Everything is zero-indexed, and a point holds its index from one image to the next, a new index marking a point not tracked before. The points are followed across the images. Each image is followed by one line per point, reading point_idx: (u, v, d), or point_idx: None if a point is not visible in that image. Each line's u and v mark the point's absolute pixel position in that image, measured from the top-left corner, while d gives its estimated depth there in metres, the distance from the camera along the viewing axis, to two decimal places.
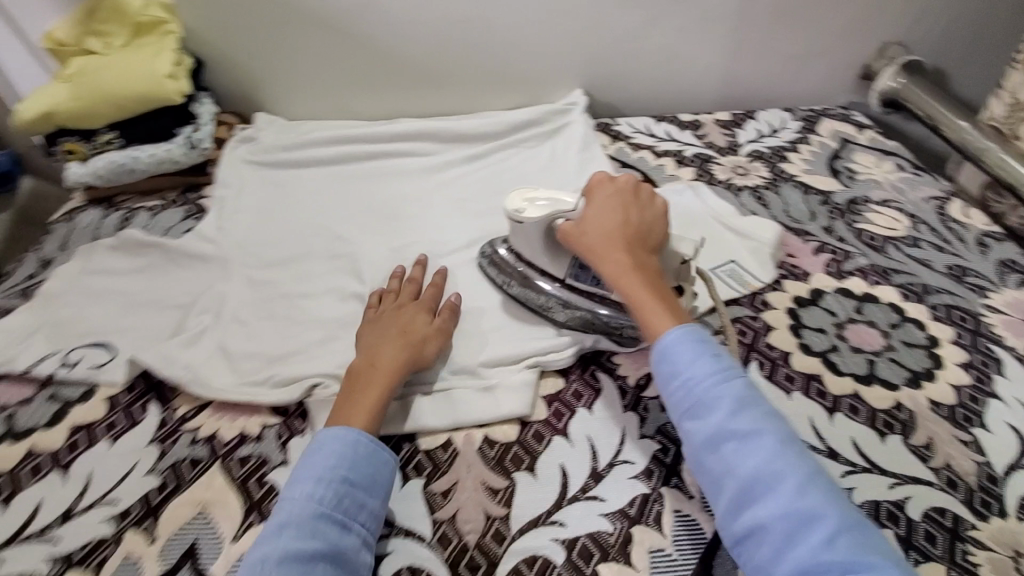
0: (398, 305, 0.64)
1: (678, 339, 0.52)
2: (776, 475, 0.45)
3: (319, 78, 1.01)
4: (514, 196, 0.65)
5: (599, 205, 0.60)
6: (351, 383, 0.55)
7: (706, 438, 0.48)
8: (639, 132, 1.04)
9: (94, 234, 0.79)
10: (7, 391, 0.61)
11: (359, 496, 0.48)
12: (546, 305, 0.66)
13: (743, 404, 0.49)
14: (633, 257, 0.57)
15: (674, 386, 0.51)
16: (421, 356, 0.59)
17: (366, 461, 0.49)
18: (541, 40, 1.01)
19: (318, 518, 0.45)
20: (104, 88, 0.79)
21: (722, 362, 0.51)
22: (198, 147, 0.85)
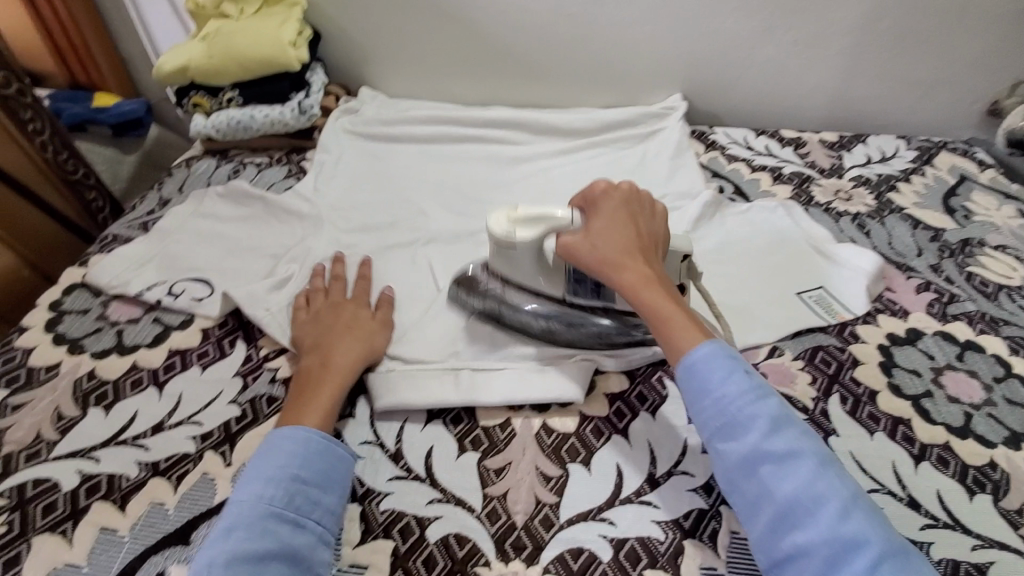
0: (331, 306, 0.63)
1: (707, 355, 0.49)
2: (817, 498, 0.43)
3: (422, 59, 1.04)
4: (496, 216, 0.59)
5: (606, 214, 0.56)
6: (301, 385, 0.55)
7: (742, 459, 0.46)
8: (736, 143, 1.00)
9: (207, 181, 0.86)
10: (120, 310, 0.66)
11: (313, 493, 0.47)
12: (547, 329, 0.61)
13: (778, 422, 0.46)
14: (650, 270, 0.53)
15: (705, 403, 0.48)
16: (371, 347, 0.60)
17: (318, 459, 0.49)
18: (646, 42, 0.99)
19: (269, 517, 0.44)
20: (234, 50, 0.85)
21: (754, 378, 0.48)
22: (306, 113, 0.90)
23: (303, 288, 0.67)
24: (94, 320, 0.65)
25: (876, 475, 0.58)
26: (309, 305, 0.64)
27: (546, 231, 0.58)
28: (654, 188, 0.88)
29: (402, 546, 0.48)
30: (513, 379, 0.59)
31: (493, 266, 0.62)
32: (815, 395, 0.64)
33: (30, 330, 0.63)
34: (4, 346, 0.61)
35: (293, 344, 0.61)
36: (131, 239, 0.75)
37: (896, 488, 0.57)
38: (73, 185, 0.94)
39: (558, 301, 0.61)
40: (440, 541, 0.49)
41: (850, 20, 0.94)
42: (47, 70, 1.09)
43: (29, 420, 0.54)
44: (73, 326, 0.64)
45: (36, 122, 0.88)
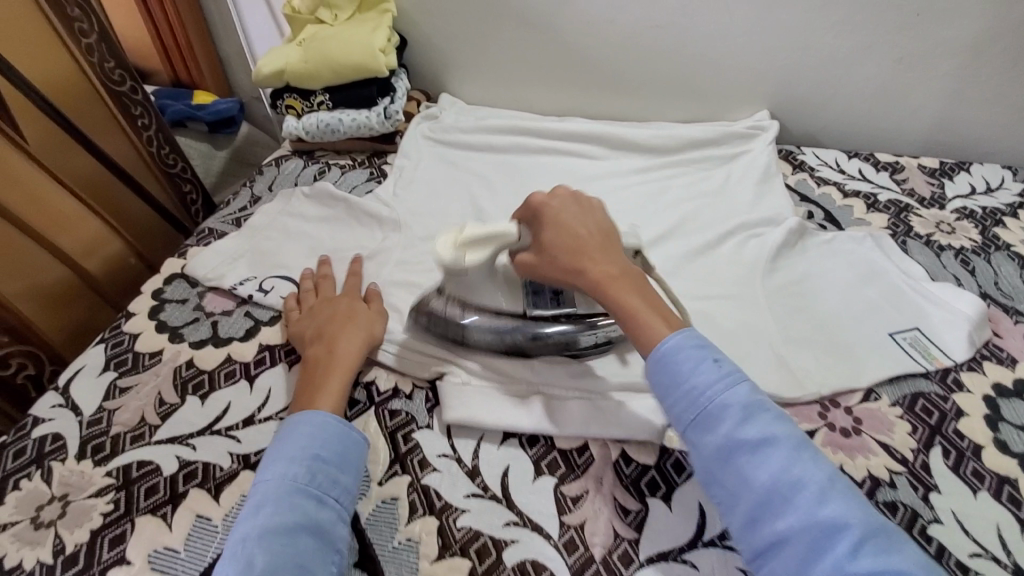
0: (324, 301, 0.65)
1: (673, 346, 0.50)
2: (794, 484, 0.42)
3: (502, 69, 1.05)
4: (445, 240, 0.60)
5: (549, 224, 0.58)
6: (308, 373, 0.57)
7: (717, 449, 0.45)
8: (826, 166, 0.96)
9: (295, 180, 0.89)
10: (215, 301, 0.70)
11: (332, 472, 0.48)
12: (511, 343, 0.61)
13: (750, 409, 0.46)
14: (608, 266, 0.55)
15: (678, 395, 0.48)
16: (370, 333, 0.62)
17: (337, 441, 0.50)
18: (736, 59, 0.96)
19: (295, 494, 0.46)
20: (327, 54, 0.88)
21: (725, 366, 0.48)
22: (391, 118, 0.91)
23: (294, 293, 0.69)
24: (191, 310, 0.68)
25: (981, 539, 0.53)
26: (303, 307, 0.66)
27: (493, 250, 0.59)
28: (737, 210, 0.85)
29: (479, 567, 0.48)
30: (592, 404, 0.58)
31: (450, 290, 0.62)
32: (915, 446, 0.59)
33: (136, 316, 0.67)
34: (114, 329, 0.65)
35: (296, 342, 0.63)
36: (226, 234, 0.79)
37: (1004, 557, 0.52)
38: (171, 177, 1.00)
39: (517, 316, 0.62)
40: (517, 566, 0.48)
41: (962, 40, 0.88)
42: (153, 68, 1.16)
43: (134, 403, 0.58)
44: (173, 315, 0.67)
45: (144, 118, 0.94)
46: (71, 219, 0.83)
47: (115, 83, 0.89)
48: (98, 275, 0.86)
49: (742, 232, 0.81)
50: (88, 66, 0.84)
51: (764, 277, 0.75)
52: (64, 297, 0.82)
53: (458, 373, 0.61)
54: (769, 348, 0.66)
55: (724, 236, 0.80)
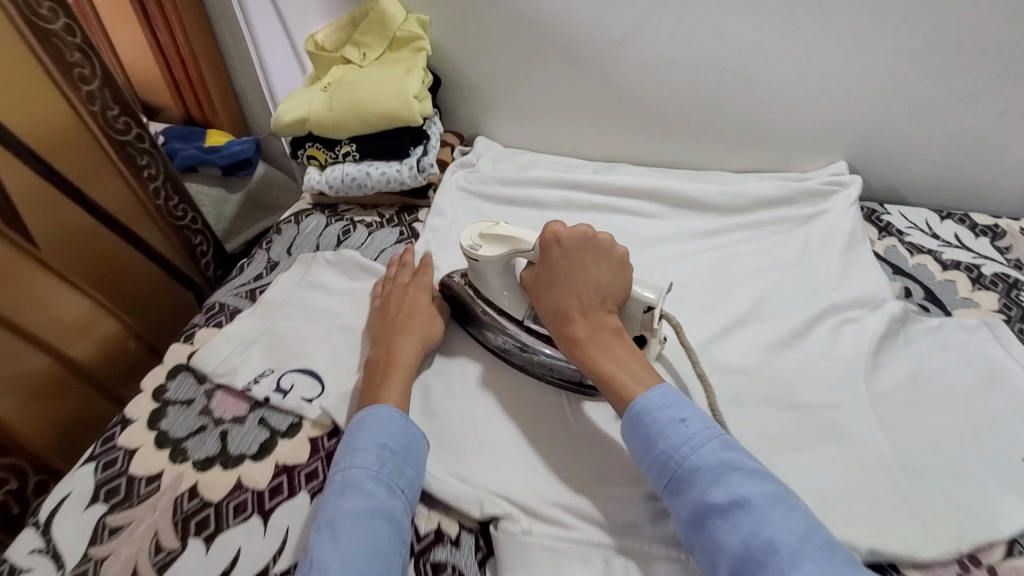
0: (397, 288, 0.68)
1: (641, 405, 0.51)
2: (765, 547, 0.42)
3: (544, 110, 0.94)
4: (472, 230, 0.63)
5: (548, 264, 0.60)
6: (369, 373, 0.59)
7: (690, 515, 0.46)
8: (916, 228, 0.84)
9: (316, 243, 0.79)
10: (225, 403, 0.60)
11: (398, 463, 0.52)
12: (505, 347, 0.64)
13: (719, 469, 0.46)
14: (585, 325, 0.57)
15: (652, 458, 0.50)
16: (427, 335, 0.64)
17: (401, 432, 0.54)
18: (814, 107, 0.84)
19: (365, 482, 0.49)
20: (356, 104, 0.78)
21: (691, 425, 0.49)
22: (424, 171, 0.80)
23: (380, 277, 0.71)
24: (197, 416, 0.58)
25: None
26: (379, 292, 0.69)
27: (511, 253, 0.62)
28: (823, 289, 0.74)
29: None
30: (679, 565, 0.48)
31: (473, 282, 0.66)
32: None
33: (135, 424, 0.57)
34: (106, 444, 0.56)
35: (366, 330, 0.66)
36: (238, 312, 0.69)
37: None
38: (179, 230, 0.91)
39: (519, 323, 0.64)
40: None
41: None
42: (162, 102, 1.06)
43: (126, 551, 0.49)
44: (176, 424, 0.58)
45: (151, 168, 0.85)
46: (52, 296, 0.74)
47: (118, 132, 0.80)
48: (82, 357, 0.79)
49: (832, 316, 0.71)
50: (88, 115, 0.75)
51: (867, 380, 0.63)
52: (49, 389, 0.75)
53: (517, 518, 0.52)
54: (882, 481, 0.56)
55: (810, 324, 0.69)
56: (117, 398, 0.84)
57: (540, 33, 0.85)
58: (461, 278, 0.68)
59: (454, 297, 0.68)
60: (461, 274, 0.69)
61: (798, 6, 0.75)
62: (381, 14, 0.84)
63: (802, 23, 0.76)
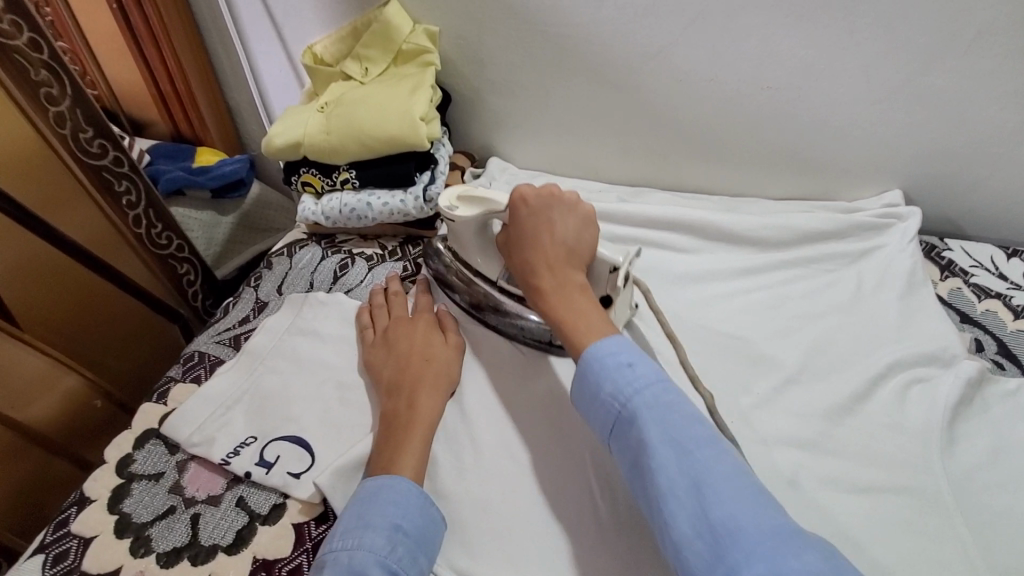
0: (402, 328, 0.61)
1: (594, 353, 0.49)
2: (691, 485, 0.40)
3: (563, 129, 0.86)
4: (451, 191, 0.63)
5: (515, 221, 0.58)
6: (387, 429, 0.52)
7: (630, 455, 0.44)
8: (982, 267, 0.75)
9: (310, 281, 0.72)
10: (198, 479, 0.54)
11: (411, 549, 0.44)
12: (478, 307, 0.66)
13: (659, 410, 0.44)
14: (547, 274, 0.55)
15: (598, 402, 0.48)
16: (445, 378, 0.58)
17: (418, 511, 0.46)
18: (867, 132, 0.75)
19: (371, 570, 0.42)
20: (356, 125, 0.70)
21: (636, 369, 0.47)
22: (431, 201, 0.73)
23: (365, 304, 0.66)
24: (166, 495, 0.53)
25: None
26: (375, 326, 0.62)
27: (486, 214, 0.61)
28: (880, 340, 0.66)
29: None
30: None
31: (451, 242, 0.67)
32: None
33: (95, 504, 0.52)
34: (58, 531, 0.51)
35: (366, 370, 0.59)
36: (219, 365, 0.63)
37: None
38: (163, 259, 0.92)
39: (493, 283, 0.65)
40: None
41: None
42: (149, 117, 0.99)
43: None
44: (142, 505, 0.52)
45: (130, 193, 0.85)
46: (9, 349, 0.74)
47: (93, 157, 0.79)
48: (39, 420, 0.79)
49: (896, 375, 0.62)
50: (59, 139, 0.75)
51: (941, 458, 0.55)
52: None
53: None
54: None
55: (868, 385, 0.61)
56: (81, 460, 0.86)
57: (562, 46, 0.77)
58: (443, 244, 0.70)
59: (435, 261, 0.70)
60: (442, 240, 0.70)
61: (856, 21, 0.66)
62: (385, 24, 0.77)
63: (860, 40, 0.67)
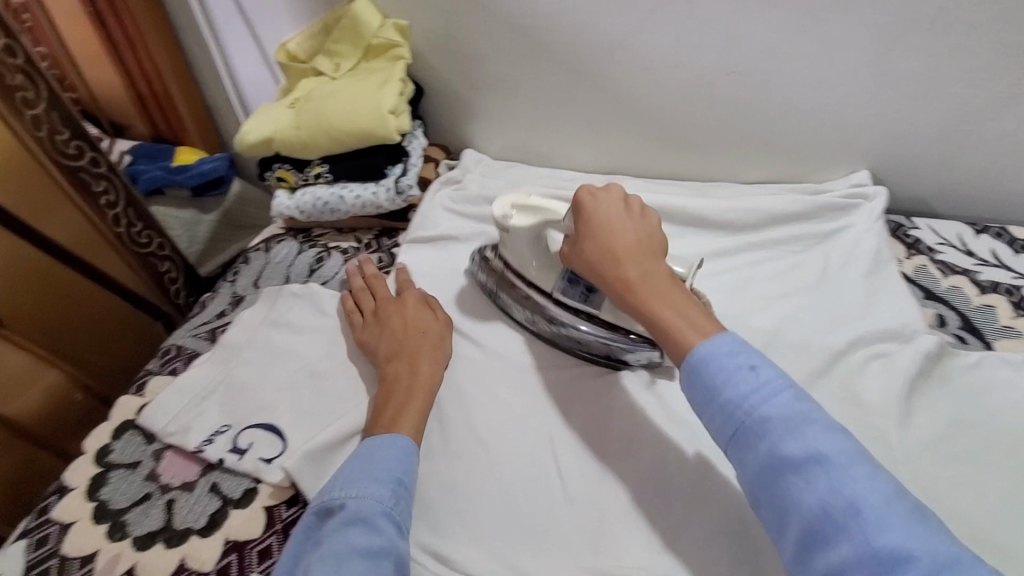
0: (391, 306, 0.63)
1: (705, 356, 0.45)
2: (847, 505, 0.36)
3: (538, 121, 0.86)
4: (505, 200, 0.62)
5: (584, 220, 0.56)
6: (386, 396, 0.55)
7: (761, 467, 0.40)
8: (949, 245, 0.76)
9: (286, 274, 0.74)
10: (174, 467, 0.56)
11: (408, 502, 0.47)
12: (532, 322, 0.64)
13: (794, 420, 0.40)
14: (632, 271, 0.52)
15: (712, 409, 0.44)
16: (439, 348, 0.60)
17: (415, 469, 0.49)
18: (832, 114, 0.76)
19: (378, 518, 0.44)
20: (327, 119, 0.72)
21: (763, 374, 0.42)
22: (403, 194, 0.74)
23: (348, 291, 0.66)
24: (142, 482, 0.55)
25: None
26: (362, 309, 0.64)
27: (541, 223, 0.60)
28: (845, 318, 0.67)
29: None
30: None
31: (502, 252, 0.65)
32: None
33: (75, 493, 0.55)
34: (40, 518, 0.54)
35: (360, 350, 0.61)
36: (195, 357, 0.65)
37: None
38: (144, 257, 0.95)
39: (546, 294, 0.63)
40: None
41: None
42: (128, 118, 1.02)
43: None
44: (121, 491, 0.55)
45: (109, 193, 0.87)
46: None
47: (70, 158, 0.81)
48: (24, 416, 0.82)
49: (858, 351, 0.63)
50: (36, 141, 0.76)
51: (898, 432, 0.56)
52: None
53: None
54: None
55: (828, 363, 0.62)
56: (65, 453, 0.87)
57: (533, 37, 0.78)
58: (492, 253, 0.68)
59: (483, 271, 0.68)
60: (491, 248, 0.69)
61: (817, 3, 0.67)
62: (355, 20, 0.78)
63: (821, 23, 0.68)
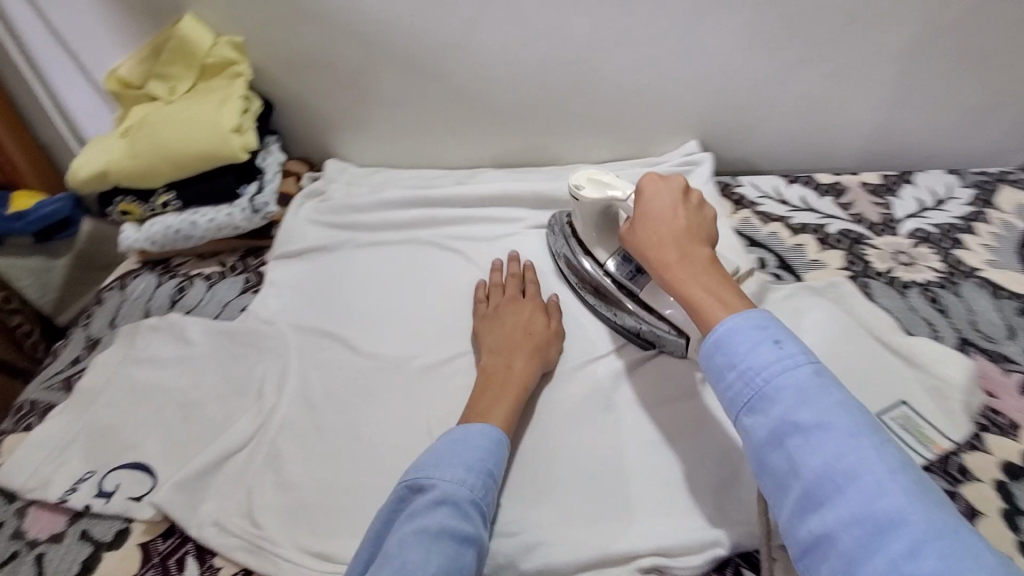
0: (511, 306, 0.67)
1: (727, 328, 0.45)
2: (850, 472, 0.37)
3: (396, 125, 0.89)
4: (580, 171, 0.65)
5: (644, 202, 0.57)
6: (485, 380, 0.60)
7: (771, 432, 0.41)
8: (768, 197, 0.87)
9: (145, 309, 0.71)
10: (39, 522, 0.54)
11: (492, 490, 0.50)
12: (583, 283, 0.71)
13: (810, 390, 0.40)
14: (677, 251, 0.52)
15: (730, 376, 0.44)
16: (544, 356, 0.63)
17: (501, 461, 0.52)
18: (656, 92, 0.84)
19: (468, 503, 0.47)
20: (165, 145, 0.71)
21: (786, 346, 0.43)
22: (261, 211, 0.74)
23: (483, 283, 0.72)
24: (5, 543, 0.53)
25: None
26: (489, 302, 0.69)
27: (607, 199, 0.62)
28: None
29: None
30: None
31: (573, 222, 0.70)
32: None
33: None
34: None
35: (475, 336, 0.67)
36: (51, 409, 0.62)
37: None
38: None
39: (599, 265, 0.68)
40: None
41: (897, 49, 0.79)
42: None
43: None
44: None
45: None
46: None
47: None
48: None
49: None
50: None
51: None
52: None
53: None
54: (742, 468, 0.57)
55: None
56: None
57: (373, 42, 0.80)
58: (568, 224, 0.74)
59: (558, 235, 0.75)
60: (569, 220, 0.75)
61: None
62: (185, 41, 0.77)
63: (631, 13, 0.76)
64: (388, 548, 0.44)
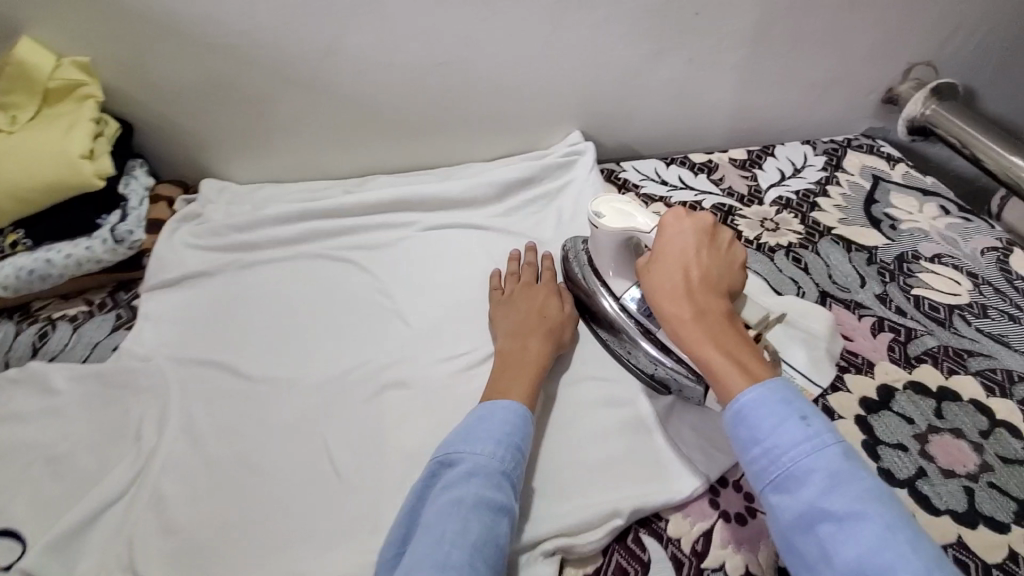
0: (525, 291, 0.71)
1: (751, 398, 0.46)
2: (884, 567, 0.38)
3: (276, 138, 0.86)
4: (603, 199, 0.65)
5: (665, 246, 0.56)
6: (505, 364, 0.62)
7: (798, 515, 0.42)
8: (649, 179, 0.92)
9: (4, 361, 0.65)
10: None
11: (522, 462, 0.53)
12: (595, 316, 0.70)
13: (838, 476, 0.42)
14: (697, 304, 0.52)
15: (755, 452, 0.45)
16: (557, 337, 0.67)
17: (528, 435, 0.55)
18: (534, 87, 0.87)
19: (497, 475, 0.51)
20: (5, 181, 0.64)
21: (812, 426, 0.44)
22: (123, 241, 0.70)
23: (498, 272, 0.75)
24: None
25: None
26: (505, 289, 0.72)
27: (626, 230, 0.63)
28: None
29: None
30: None
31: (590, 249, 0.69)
32: None
33: None
34: None
35: (492, 322, 0.69)
36: None
37: None
38: None
39: (616, 298, 0.67)
40: None
41: (743, 35, 0.87)
42: None
43: None
44: None
45: None
46: None
47: None
48: None
49: None
50: None
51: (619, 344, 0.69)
52: None
53: None
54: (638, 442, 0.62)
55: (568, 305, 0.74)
56: None
57: (236, 54, 0.76)
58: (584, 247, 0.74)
59: (568, 257, 0.75)
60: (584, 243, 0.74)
61: None
62: (19, 64, 0.70)
63: (496, 11, 0.78)
64: (426, 518, 0.48)
